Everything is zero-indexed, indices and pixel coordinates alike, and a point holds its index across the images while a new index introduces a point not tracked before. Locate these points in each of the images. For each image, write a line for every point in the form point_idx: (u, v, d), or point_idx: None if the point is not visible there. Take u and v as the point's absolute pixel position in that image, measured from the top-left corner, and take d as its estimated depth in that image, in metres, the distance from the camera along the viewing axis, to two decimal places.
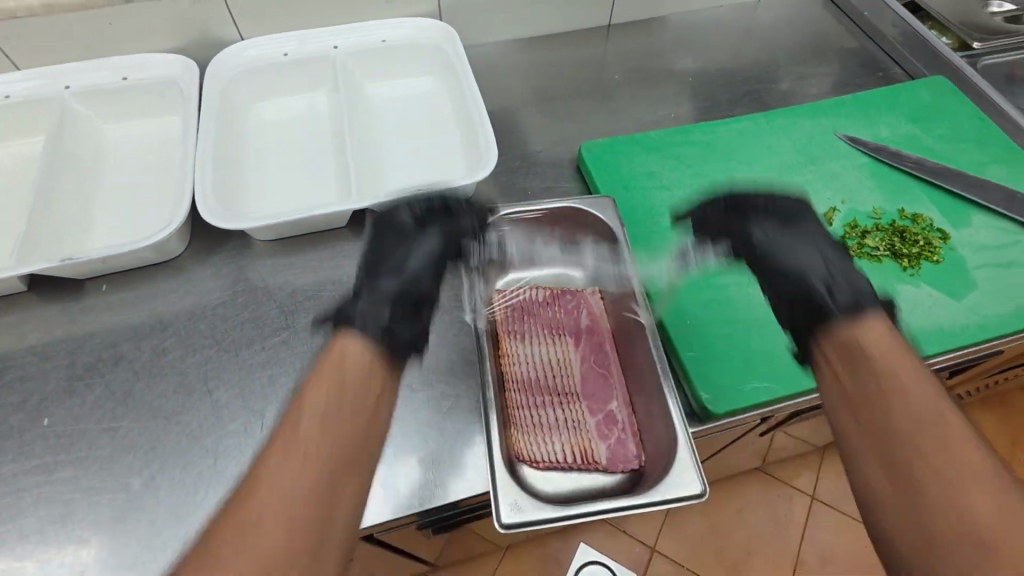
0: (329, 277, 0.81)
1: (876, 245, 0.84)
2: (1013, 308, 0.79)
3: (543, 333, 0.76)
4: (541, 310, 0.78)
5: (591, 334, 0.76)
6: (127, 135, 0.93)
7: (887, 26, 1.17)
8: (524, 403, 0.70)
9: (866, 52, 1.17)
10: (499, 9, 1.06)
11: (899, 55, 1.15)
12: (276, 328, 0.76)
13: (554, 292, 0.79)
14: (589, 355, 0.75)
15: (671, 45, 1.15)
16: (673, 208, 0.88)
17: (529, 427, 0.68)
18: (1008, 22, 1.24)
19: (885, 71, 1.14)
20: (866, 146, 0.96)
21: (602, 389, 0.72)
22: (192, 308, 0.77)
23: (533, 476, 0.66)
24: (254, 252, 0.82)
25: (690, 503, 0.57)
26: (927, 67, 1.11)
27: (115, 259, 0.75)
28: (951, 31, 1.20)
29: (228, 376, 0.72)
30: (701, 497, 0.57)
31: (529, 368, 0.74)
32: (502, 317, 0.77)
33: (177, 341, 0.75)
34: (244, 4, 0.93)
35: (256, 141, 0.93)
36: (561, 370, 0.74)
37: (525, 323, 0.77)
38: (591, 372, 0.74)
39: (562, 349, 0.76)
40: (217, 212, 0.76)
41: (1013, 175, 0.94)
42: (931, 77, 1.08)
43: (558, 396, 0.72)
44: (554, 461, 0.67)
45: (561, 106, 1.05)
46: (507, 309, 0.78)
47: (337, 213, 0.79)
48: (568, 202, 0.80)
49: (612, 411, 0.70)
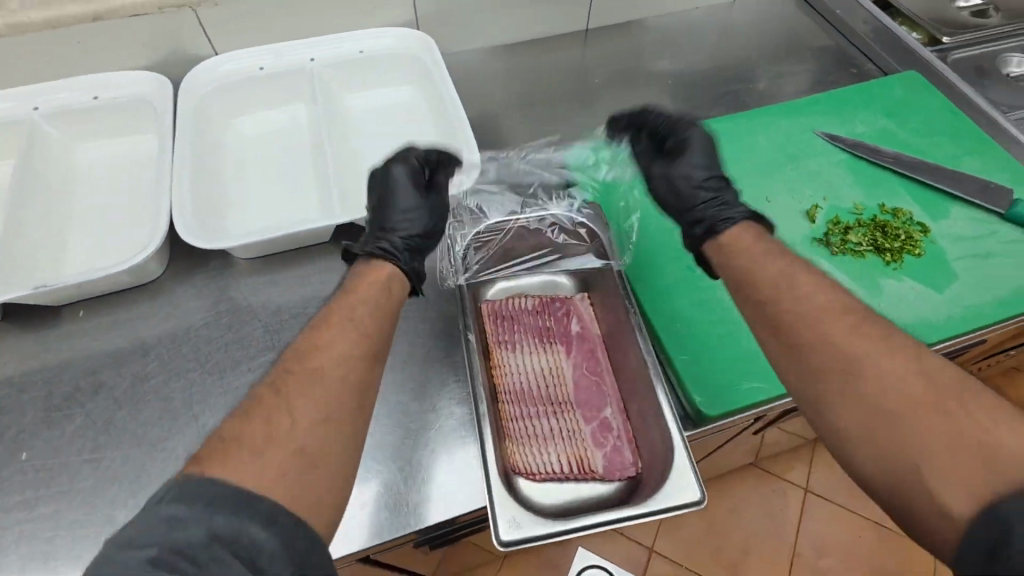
0: (314, 292, 0.79)
1: (859, 240, 0.85)
2: (993, 298, 0.80)
3: (534, 343, 0.77)
4: (530, 319, 0.78)
5: (582, 342, 0.77)
6: (101, 155, 0.91)
7: (859, 23, 1.19)
8: (519, 416, 0.71)
9: (839, 50, 1.18)
10: (477, 17, 1.06)
11: (871, 52, 1.16)
12: (261, 348, 0.75)
13: (543, 300, 0.79)
14: (580, 363, 0.75)
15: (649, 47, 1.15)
16: None
17: (525, 439, 0.70)
18: (974, 16, 1.26)
19: (859, 67, 1.15)
20: (844, 142, 0.97)
21: (595, 397, 0.73)
22: (174, 331, 0.76)
23: (531, 487, 0.67)
24: (236, 270, 0.81)
25: (688, 510, 0.57)
26: (899, 62, 1.13)
27: (92, 283, 0.73)
28: (921, 27, 1.22)
29: (213, 400, 0.70)
30: (700, 503, 0.56)
31: (522, 380, 0.74)
32: (491, 328, 0.77)
33: (159, 365, 0.73)
34: (217, 18, 0.91)
35: (234, 157, 0.91)
36: (553, 380, 0.75)
37: (515, 332, 0.77)
38: (584, 380, 0.74)
39: (553, 359, 0.76)
40: (196, 232, 0.75)
41: (987, 167, 0.95)
42: (903, 73, 1.09)
43: (552, 406, 0.73)
44: (552, 472, 0.67)
45: (542, 112, 1.05)
46: (496, 319, 0.78)
47: (320, 228, 0.78)
48: None
49: (606, 419, 0.71)
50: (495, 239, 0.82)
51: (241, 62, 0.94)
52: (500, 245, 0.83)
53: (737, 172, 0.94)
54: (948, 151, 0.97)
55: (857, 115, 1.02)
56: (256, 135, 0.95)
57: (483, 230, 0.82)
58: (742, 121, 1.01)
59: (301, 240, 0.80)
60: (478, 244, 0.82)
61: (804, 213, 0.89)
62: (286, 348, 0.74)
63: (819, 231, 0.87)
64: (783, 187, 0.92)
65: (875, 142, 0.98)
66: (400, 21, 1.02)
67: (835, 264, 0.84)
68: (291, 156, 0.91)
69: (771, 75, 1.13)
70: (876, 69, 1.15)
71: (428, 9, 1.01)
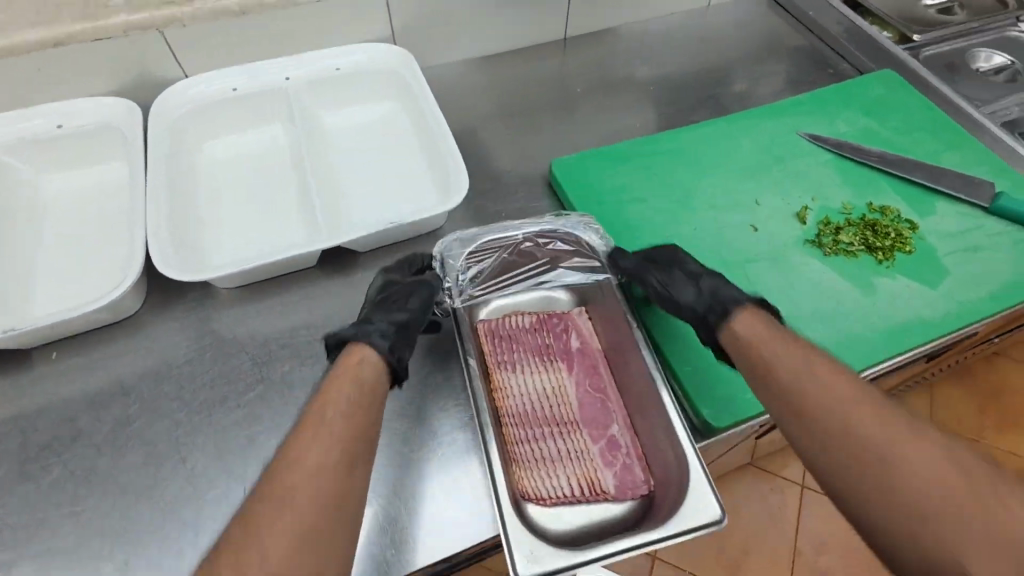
0: (303, 320, 0.76)
1: (851, 240, 0.85)
2: (985, 293, 0.81)
3: (534, 361, 0.74)
4: (528, 337, 0.76)
5: (583, 357, 0.75)
6: (68, 186, 0.87)
7: (832, 23, 1.20)
8: (523, 438, 0.68)
9: (814, 51, 1.20)
10: (455, 30, 1.05)
11: (846, 51, 1.18)
12: (250, 382, 0.71)
13: (541, 318, 0.77)
14: (583, 380, 0.73)
15: (626, 54, 1.15)
16: (650, 220, 0.89)
17: (532, 463, 0.67)
18: (941, 13, 1.29)
19: (834, 68, 1.17)
20: (828, 142, 0.98)
21: (601, 414, 0.71)
22: (155, 369, 0.72)
23: (541, 514, 0.63)
24: (219, 300, 0.77)
25: (711, 531, 0.55)
26: (874, 60, 1.15)
27: (65, 323, 0.69)
28: (892, 25, 1.24)
29: (203, 441, 0.66)
30: (722, 523, 0.55)
31: (524, 401, 0.72)
32: (489, 348, 0.74)
33: (142, 407, 0.69)
34: (187, 39, 0.88)
35: (211, 181, 0.88)
36: (556, 399, 0.72)
37: (514, 352, 0.74)
38: (588, 397, 0.72)
39: (555, 376, 0.74)
40: (175, 264, 0.71)
41: (967, 161, 0.97)
42: (880, 72, 1.10)
43: (557, 426, 0.70)
44: (563, 497, 0.65)
45: (525, 123, 1.04)
46: (493, 339, 0.75)
47: (306, 254, 0.75)
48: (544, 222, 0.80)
49: (614, 436, 0.69)
50: (489, 257, 0.80)
51: (213, 84, 0.91)
52: (495, 263, 0.80)
53: (725, 176, 0.94)
54: (928, 146, 0.99)
55: (838, 116, 1.03)
56: (233, 159, 0.91)
57: (476, 248, 0.79)
58: (726, 124, 1.01)
59: (286, 267, 0.77)
60: (473, 265, 0.79)
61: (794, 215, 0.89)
62: (276, 380, 0.71)
63: (811, 232, 0.87)
64: (772, 189, 0.93)
65: (858, 140, 0.99)
66: (376, 37, 1.00)
67: (829, 264, 0.84)
68: (271, 180, 0.88)
69: (750, 78, 1.13)
70: (851, 68, 1.16)
71: (404, 23, 0.99)
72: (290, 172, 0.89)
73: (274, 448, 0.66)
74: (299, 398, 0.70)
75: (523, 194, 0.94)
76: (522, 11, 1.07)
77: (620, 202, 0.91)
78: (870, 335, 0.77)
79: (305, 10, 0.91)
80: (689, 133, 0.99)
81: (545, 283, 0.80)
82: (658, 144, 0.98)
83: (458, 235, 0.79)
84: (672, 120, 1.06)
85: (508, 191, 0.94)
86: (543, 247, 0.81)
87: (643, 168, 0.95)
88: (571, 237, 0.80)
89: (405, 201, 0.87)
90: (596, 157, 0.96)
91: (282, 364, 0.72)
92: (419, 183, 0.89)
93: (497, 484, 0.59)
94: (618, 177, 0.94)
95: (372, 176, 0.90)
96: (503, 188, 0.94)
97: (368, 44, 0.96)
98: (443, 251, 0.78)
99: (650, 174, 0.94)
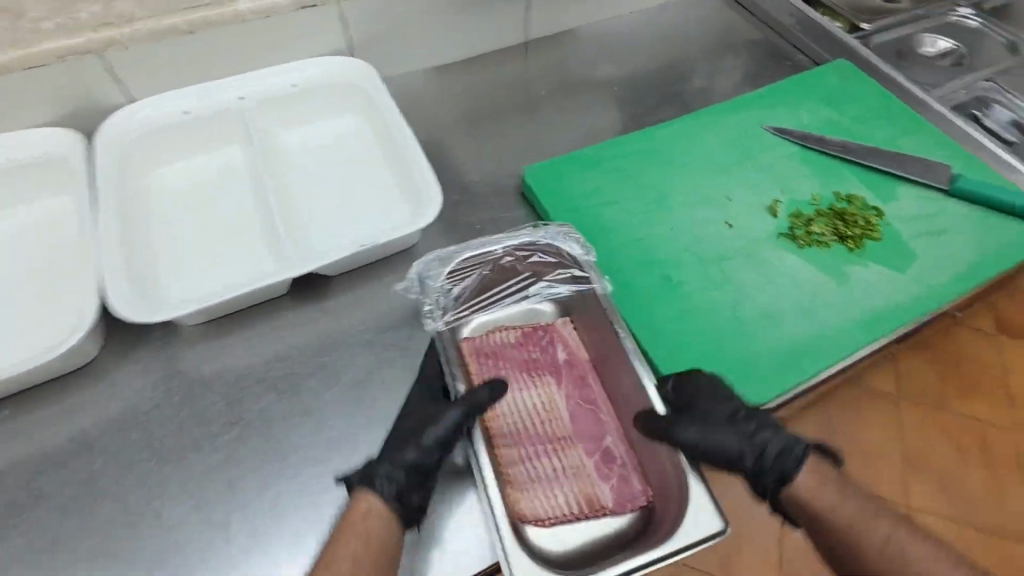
0: (277, 352, 0.73)
1: (822, 231, 0.87)
2: (952, 275, 0.83)
3: (522, 377, 0.73)
4: (515, 352, 0.74)
5: (570, 370, 0.74)
6: (9, 225, 0.81)
7: (785, 16, 1.22)
8: (517, 458, 0.67)
9: (769, 43, 1.21)
10: (412, 39, 1.02)
11: (801, 43, 1.19)
12: (225, 423, 0.67)
13: (526, 331, 0.76)
14: (573, 392, 0.72)
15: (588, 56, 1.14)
16: (625, 223, 0.88)
17: (528, 484, 0.65)
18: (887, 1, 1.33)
19: (790, 59, 1.18)
20: (792, 134, 0.99)
21: (593, 427, 0.70)
22: (120, 417, 0.67)
23: (540, 535, 0.62)
24: (184, 338, 0.73)
25: (715, 542, 0.55)
26: (827, 50, 1.17)
27: (17, 377, 0.64)
28: (842, 15, 1.27)
29: (180, 492, 0.62)
30: (724, 533, 0.55)
31: (514, 419, 0.70)
32: (475, 365, 0.72)
33: (108, 460, 0.64)
34: (130, 63, 0.83)
35: (168, 211, 0.83)
36: (547, 415, 0.71)
37: (502, 368, 0.73)
38: (579, 410, 0.71)
39: (544, 391, 0.73)
40: (136, 305, 0.67)
41: (923, 144, 0.99)
42: (834, 61, 1.11)
43: (550, 443, 0.69)
44: (563, 516, 0.63)
45: (492, 131, 1.02)
46: (478, 357, 0.73)
47: (276, 283, 0.71)
48: (520, 236, 0.77)
49: (608, 449, 0.68)
50: (469, 275, 0.77)
51: (161, 109, 0.86)
52: (476, 279, 0.78)
53: (695, 173, 0.94)
54: (888, 132, 1.01)
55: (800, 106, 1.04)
56: (188, 187, 0.86)
57: (455, 266, 0.76)
58: (691, 121, 1.01)
59: (255, 297, 0.73)
60: (455, 284, 0.77)
61: (766, 209, 0.90)
62: (253, 419, 0.68)
63: (783, 226, 0.88)
64: (743, 184, 0.93)
65: (822, 129, 1.00)
66: (333, 50, 0.96)
67: (804, 257, 0.85)
68: (232, 207, 0.84)
69: (711, 75, 1.14)
70: (807, 59, 1.18)
71: (360, 34, 0.96)
72: (252, 197, 0.85)
73: (256, 493, 0.63)
74: (280, 436, 0.66)
75: (495, 204, 0.92)
76: (481, 17, 1.05)
77: (594, 206, 0.90)
78: (849, 325, 0.79)
79: (255, 26, 0.87)
80: (657, 132, 0.99)
81: (528, 296, 0.79)
82: (626, 146, 0.97)
83: (437, 254, 0.76)
84: (637, 120, 1.06)
85: (480, 203, 0.92)
86: (523, 260, 0.79)
87: (614, 170, 0.94)
88: (552, 249, 0.78)
89: (375, 220, 0.84)
90: (567, 162, 0.95)
91: (259, 401, 0.69)
92: (388, 199, 0.86)
93: (495, 508, 0.57)
94: (591, 181, 0.93)
95: (336, 194, 0.87)
96: (475, 200, 0.92)
97: (325, 58, 0.92)
98: (421, 272, 0.75)
99: (621, 176, 0.94)
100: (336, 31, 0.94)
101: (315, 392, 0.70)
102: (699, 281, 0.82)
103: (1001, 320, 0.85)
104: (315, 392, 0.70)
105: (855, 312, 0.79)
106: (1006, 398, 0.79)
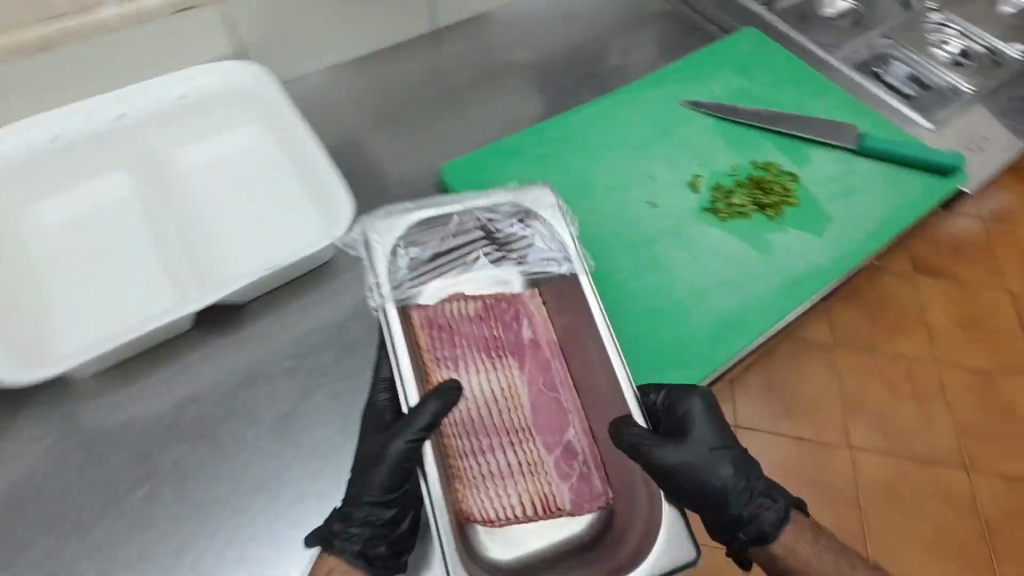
0: (187, 397, 0.67)
1: (742, 202, 0.87)
2: (863, 236, 0.86)
3: (483, 359, 0.69)
4: (474, 328, 0.70)
5: (535, 352, 0.70)
6: None
7: None
8: (468, 451, 0.65)
9: (682, 14, 1.20)
10: (308, 37, 0.94)
11: (711, 14, 1.19)
12: (135, 483, 0.62)
13: (488, 303, 0.71)
14: (536, 377, 0.69)
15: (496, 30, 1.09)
16: None
17: (482, 482, 0.64)
18: None
19: (702, 30, 1.18)
20: (707, 104, 0.98)
21: (556, 418, 0.67)
22: (10, 491, 0.61)
23: (488, 536, 0.61)
24: (77, 392, 0.66)
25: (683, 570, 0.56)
26: (734, 20, 1.17)
27: None
28: None
29: (91, 568, 0.58)
30: (695, 563, 0.56)
31: (470, 408, 0.67)
32: (427, 343, 0.69)
33: (1, 542, 0.59)
34: None
35: (46, 251, 0.75)
36: (508, 402, 0.68)
37: (456, 348, 0.69)
38: (542, 398, 0.68)
39: (505, 376, 0.69)
40: (15, 369, 0.60)
41: (829, 109, 1.01)
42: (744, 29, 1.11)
43: (509, 434, 0.67)
44: (512, 514, 0.63)
45: (405, 130, 0.97)
46: (430, 331, 0.69)
47: (181, 320, 0.65)
48: (486, 198, 0.73)
49: (570, 443, 0.66)
50: (425, 234, 0.72)
51: (11, 139, 0.75)
52: (429, 245, 0.72)
53: (615, 155, 0.93)
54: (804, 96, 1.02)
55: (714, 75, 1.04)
56: (69, 219, 0.77)
57: (412, 227, 0.71)
58: (610, 100, 0.99)
59: (155, 340, 0.67)
60: (405, 254, 0.70)
61: (686, 183, 0.90)
62: (164, 473, 0.63)
63: (704, 200, 0.89)
64: (664, 161, 0.93)
65: (737, 99, 1.01)
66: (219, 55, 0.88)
67: (727, 230, 0.85)
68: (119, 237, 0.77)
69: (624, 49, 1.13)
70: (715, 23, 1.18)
71: (245, 31, 0.87)
72: (146, 228, 0.77)
73: (178, 557, 0.60)
74: (198, 493, 0.62)
75: None
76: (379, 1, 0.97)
77: None
78: (771, 295, 0.81)
79: (123, 36, 0.78)
80: (576, 114, 0.97)
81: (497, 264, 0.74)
82: (552, 125, 0.94)
83: (391, 217, 0.70)
84: (553, 106, 1.04)
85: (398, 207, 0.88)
86: (486, 224, 0.74)
87: (536, 159, 0.92)
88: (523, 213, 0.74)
89: (288, 241, 0.79)
90: (487, 154, 0.91)
91: (169, 457, 0.64)
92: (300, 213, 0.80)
93: (443, 532, 0.55)
94: (513, 171, 0.90)
95: (243, 213, 0.80)
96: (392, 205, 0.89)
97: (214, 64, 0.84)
98: (369, 232, 0.69)
99: (545, 164, 0.91)
100: (208, 25, 0.83)
101: (231, 435, 0.66)
102: (624, 263, 0.83)
103: (916, 261, 0.95)
104: (233, 433, 0.66)
105: (774, 283, 0.81)
106: (926, 335, 0.89)
